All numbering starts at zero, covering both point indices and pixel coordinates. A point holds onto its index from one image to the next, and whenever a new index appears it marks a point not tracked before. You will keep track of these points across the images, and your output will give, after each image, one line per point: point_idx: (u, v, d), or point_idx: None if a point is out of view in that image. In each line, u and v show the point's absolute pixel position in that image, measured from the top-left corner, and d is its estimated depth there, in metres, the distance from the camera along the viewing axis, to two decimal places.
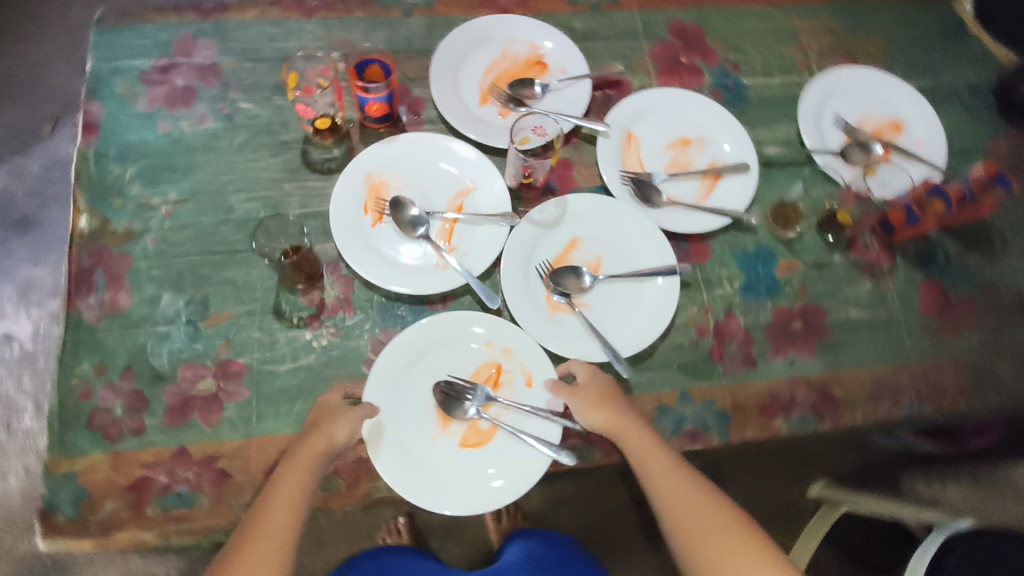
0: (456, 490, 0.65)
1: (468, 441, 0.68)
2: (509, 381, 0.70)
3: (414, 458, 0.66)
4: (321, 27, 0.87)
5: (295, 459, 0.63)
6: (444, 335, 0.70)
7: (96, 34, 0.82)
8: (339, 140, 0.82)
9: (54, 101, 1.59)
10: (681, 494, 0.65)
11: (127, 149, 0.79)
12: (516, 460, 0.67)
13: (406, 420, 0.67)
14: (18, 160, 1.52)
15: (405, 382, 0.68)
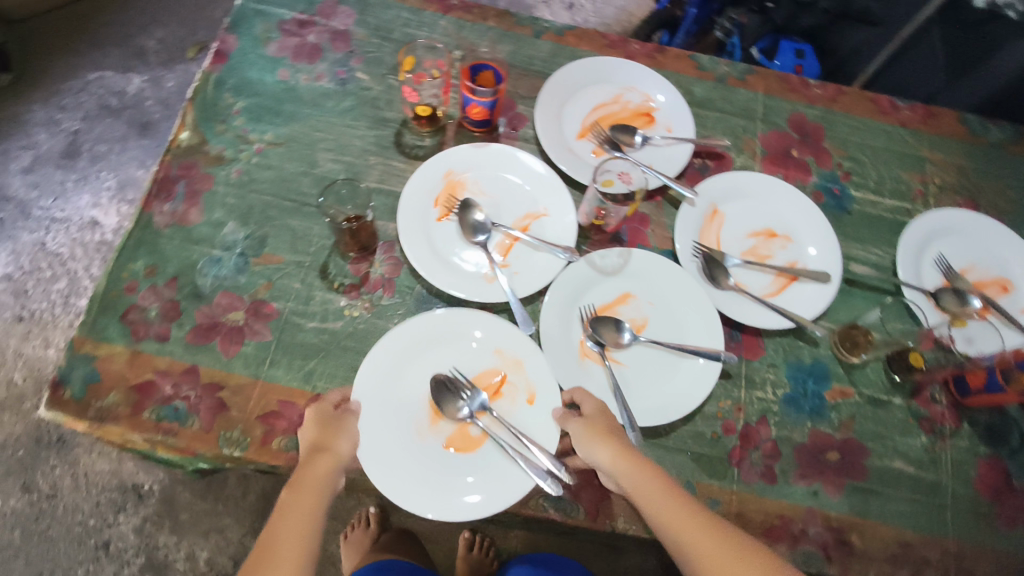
0: (433, 493, 0.62)
1: (453, 444, 0.65)
2: (510, 394, 0.68)
3: (395, 445, 0.64)
4: (453, 26, 0.90)
5: (300, 484, 0.58)
6: (457, 329, 0.70)
7: None
8: (435, 131, 0.83)
9: (208, 30, 1.72)
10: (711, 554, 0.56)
11: (245, 83, 0.84)
12: (496, 474, 0.64)
13: (395, 406, 0.66)
14: (161, 72, 1.65)
15: (405, 367, 0.68)
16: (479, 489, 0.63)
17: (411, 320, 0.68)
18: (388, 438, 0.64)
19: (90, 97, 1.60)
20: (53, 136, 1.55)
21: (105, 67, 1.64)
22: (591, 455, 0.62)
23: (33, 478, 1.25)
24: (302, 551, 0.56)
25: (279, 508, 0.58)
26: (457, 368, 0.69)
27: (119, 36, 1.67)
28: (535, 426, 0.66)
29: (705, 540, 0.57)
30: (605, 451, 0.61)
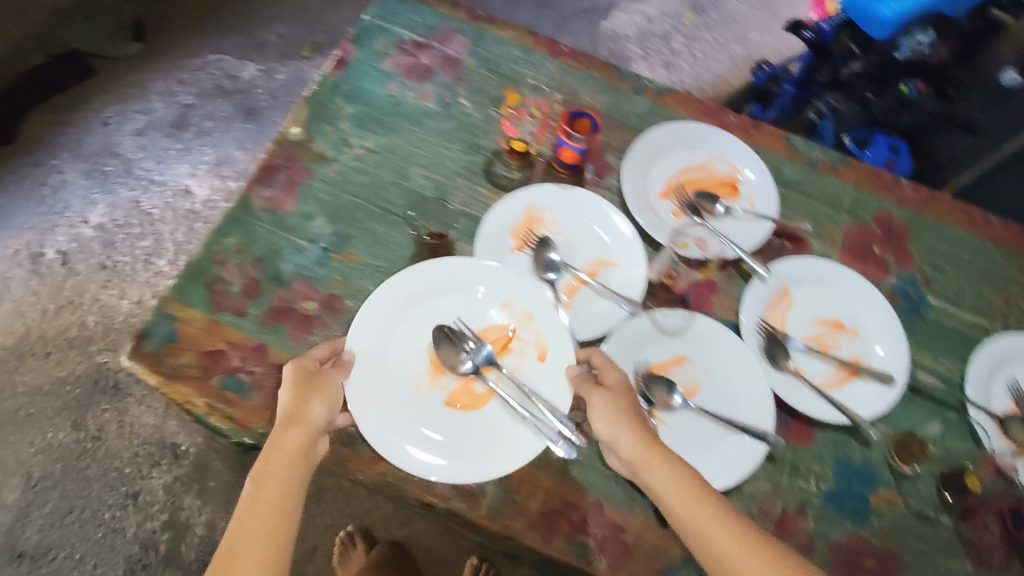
0: (429, 445, 0.68)
1: (454, 399, 0.72)
2: (519, 349, 0.74)
3: (391, 397, 0.69)
4: (559, 69, 0.95)
5: (268, 471, 0.59)
6: (457, 285, 0.75)
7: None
8: (524, 166, 0.86)
9: (324, 34, 1.83)
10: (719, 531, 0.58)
11: (356, 91, 0.88)
12: (496, 428, 0.70)
13: (388, 355, 0.71)
14: (275, 65, 1.77)
15: (401, 320, 0.72)
16: (474, 445, 0.69)
17: (397, 277, 0.72)
18: (381, 387, 0.69)
19: (207, 77, 1.72)
20: (168, 106, 1.67)
21: (226, 52, 1.76)
22: (603, 430, 0.65)
23: (84, 417, 1.32)
24: (277, 533, 0.57)
25: (246, 502, 0.57)
26: (462, 320, 0.74)
27: (243, 26, 1.80)
28: (543, 380, 0.72)
29: (713, 518, 0.59)
30: (617, 426, 0.64)
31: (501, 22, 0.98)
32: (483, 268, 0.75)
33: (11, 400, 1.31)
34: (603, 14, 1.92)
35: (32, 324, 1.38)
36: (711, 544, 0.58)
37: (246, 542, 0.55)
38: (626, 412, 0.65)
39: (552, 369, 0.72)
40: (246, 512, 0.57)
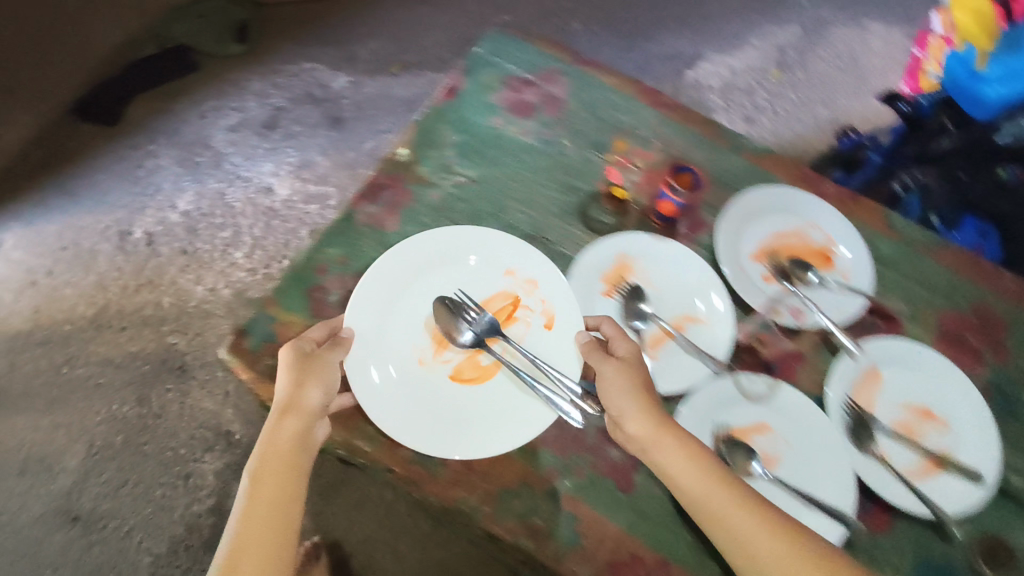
0: (443, 421, 0.74)
1: (458, 373, 0.78)
2: (524, 317, 0.80)
3: (394, 372, 0.76)
4: (659, 121, 0.93)
5: (266, 468, 0.66)
6: (455, 259, 0.81)
7: (497, 33, 0.98)
8: (619, 213, 0.87)
9: (413, 53, 1.84)
10: (726, 511, 0.64)
11: (461, 120, 0.90)
12: (499, 396, 0.76)
13: (389, 331, 0.77)
14: (363, 78, 1.79)
15: (399, 292, 0.79)
16: (483, 420, 0.75)
17: (383, 257, 0.78)
18: (384, 366, 0.76)
19: (300, 84, 1.76)
20: (261, 107, 1.73)
21: (319, 61, 1.80)
22: (616, 406, 0.69)
23: (149, 394, 1.37)
24: (280, 527, 0.65)
25: (248, 502, 0.65)
26: (463, 291, 0.80)
27: (339, 36, 1.84)
28: (552, 350, 0.78)
29: (722, 499, 0.65)
30: (632, 404, 0.68)
31: (607, 67, 0.97)
32: (474, 237, 0.81)
33: (85, 368, 1.37)
34: (689, 64, 1.95)
35: (112, 299, 1.45)
36: (720, 519, 0.64)
37: (252, 535, 0.63)
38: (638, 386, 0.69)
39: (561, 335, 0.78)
40: (252, 506, 0.64)
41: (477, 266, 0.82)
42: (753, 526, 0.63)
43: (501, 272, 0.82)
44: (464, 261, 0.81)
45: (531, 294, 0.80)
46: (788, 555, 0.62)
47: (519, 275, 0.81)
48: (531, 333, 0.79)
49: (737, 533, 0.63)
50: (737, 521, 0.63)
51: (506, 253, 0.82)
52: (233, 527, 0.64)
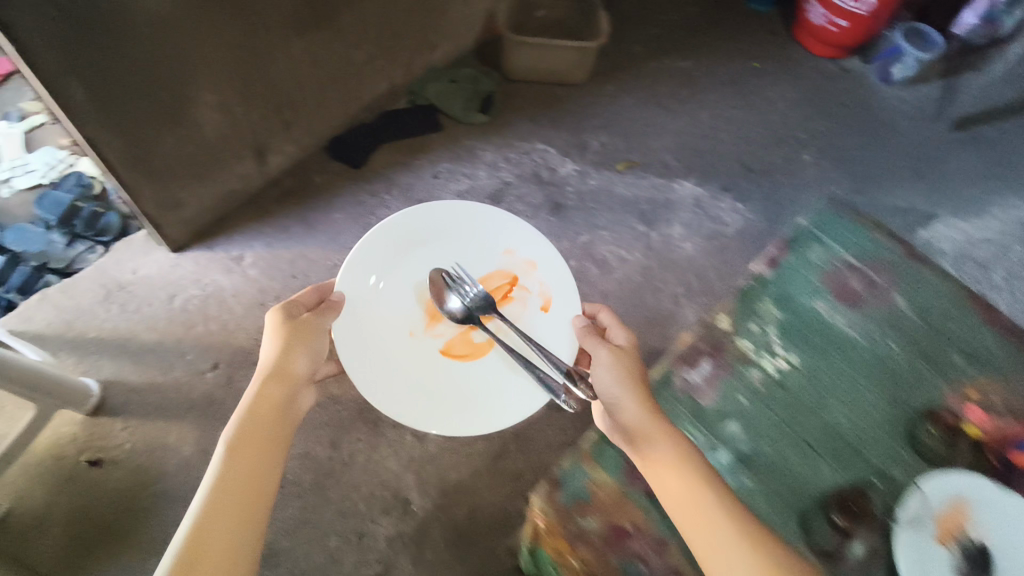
0: (444, 380, 1.14)
1: (454, 343, 1.17)
2: (515, 299, 1.21)
3: (403, 331, 1.16)
4: (980, 332, 1.01)
5: (255, 419, 0.94)
6: (448, 248, 1.22)
7: (828, 211, 1.13)
8: (958, 447, 0.91)
9: (642, 154, 1.86)
10: (680, 485, 0.83)
11: (786, 296, 1.04)
12: (489, 361, 1.16)
13: (394, 297, 1.17)
14: (591, 169, 1.82)
15: (407, 268, 1.19)
16: (474, 378, 1.15)
17: (371, 235, 1.16)
18: (397, 332, 1.15)
19: (530, 163, 1.81)
20: (490, 178, 1.78)
21: (552, 145, 1.85)
22: (614, 393, 0.95)
23: (341, 439, 1.39)
24: (260, 464, 0.91)
25: (234, 445, 0.91)
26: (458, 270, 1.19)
27: (574, 126, 1.89)
28: (528, 325, 1.19)
29: (675, 471, 0.84)
30: (623, 391, 0.94)
31: (934, 267, 1.07)
32: (457, 214, 1.23)
33: None
34: (922, 222, 1.83)
35: None
36: (681, 499, 0.83)
37: (240, 465, 0.89)
38: (623, 372, 0.96)
39: (545, 314, 1.19)
40: (236, 455, 0.90)
41: (470, 248, 1.23)
42: (693, 490, 0.83)
43: (498, 259, 1.24)
44: (455, 244, 1.23)
45: (525, 277, 1.22)
46: (718, 514, 0.81)
47: (516, 260, 1.23)
48: (519, 309, 1.20)
49: (690, 497, 0.82)
50: (691, 488, 0.83)
51: (496, 244, 1.24)
52: (215, 471, 0.88)
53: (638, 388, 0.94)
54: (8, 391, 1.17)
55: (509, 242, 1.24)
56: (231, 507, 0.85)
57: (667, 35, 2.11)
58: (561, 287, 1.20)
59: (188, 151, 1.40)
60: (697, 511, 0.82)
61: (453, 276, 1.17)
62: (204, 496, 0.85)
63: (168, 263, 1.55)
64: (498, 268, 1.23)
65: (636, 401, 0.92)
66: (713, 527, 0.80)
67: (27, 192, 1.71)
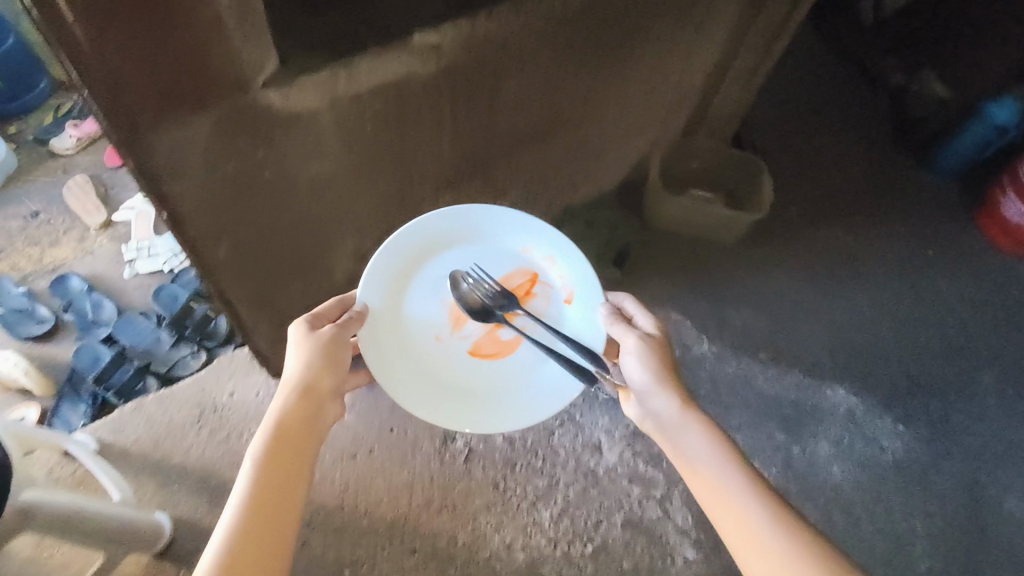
0: (480, 380, 1.11)
1: (482, 342, 1.12)
2: (537, 293, 1.16)
3: (433, 330, 1.11)
4: None
5: (284, 439, 0.90)
6: (462, 248, 1.15)
7: None
8: None
9: (789, 342, 1.65)
10: (711, 470, 0.91)
11: None
12: (522, 361, 1.12)
13: (417, 302, 1.12)
14: (728, 353, 1.62)
15: (427, 271, 1.13)
16: (509, 376, 1.11)
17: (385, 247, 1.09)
18: (427, 330, 1.11)
19: None
20: None
21: (689, 316, 1.67)
22: (649, 385, 1.01)
23: None
24: (292, 488, 0.86)
25: (261, 470, 0.86)
26: (473, 273, 1.12)
27: (716, 296, 1.71)
28: (554, 316, 1.14)
29: (706, 453, 0.93)
30: (653, 379, 1.01)
31: None
32: (472, 212, 1.15)
33: None
34: None
35: (415, 509, 1.35)
36: (709, 493, 0.90)
37: (269, 486, 0.85)
38: (653, 365, 1.01)
39: (571, 304, 1.15)
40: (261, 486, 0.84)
41: (485, 243, 1.16)
42: (721, 471, 0.91)
43: (519, 258, 1.17)
44: (470, 244, 1.16)
45: (543, 272, 1.17)
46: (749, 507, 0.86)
47: (538, 259, 1.18)
48: (544, 305, 1.15)
49: (721, 480, 0.90)
50: (711, 460, 0.92)
51: (519, 244, 1.17)
52: (241, 495, 0.83)
53: (668, 378, 1.01)
54: (84, 543, 1.08)
55: (527, 238, 1.17)
56: (256, 542, 0.79)
57: (826, 202, 1.92)
58: (579, 275, 1.15)
59: (314, 292, 1.31)
60: (727, 492, 0.88)
61: (472, 278, 1.12)
62: (229, 531, 0.80)
63: (267, 389, 1.44)
64: (517, 264, 1.17)
65: (669, 390, 1.00)
66: (751, 527, 0.83)
67: (150, 276, 1.69)
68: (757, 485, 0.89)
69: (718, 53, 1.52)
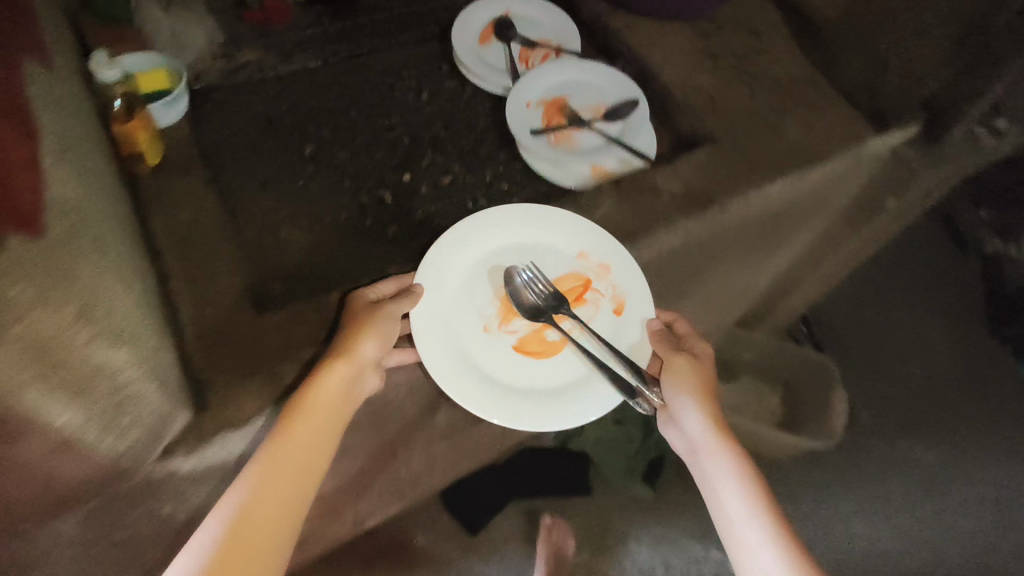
0: (515, 393, 0.74)
1: (522, 343, 0.77)
2: (592, 300, 0.79)
3: (463, 325, 0.76)
4: None
5: (304, 414, 0.62)
6: (508, 227, 0.80)
7: None
8: None
9: None
10: (742, 512, 0.69)
11: None
12: (567, 366, 0.76)
13: (446, 287, 0.76)
14: None
15: (457, 255, 0.78)
16: (562, 388, 0.75)
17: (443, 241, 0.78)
18: (458, 322, 0.76)
19: None
20: None
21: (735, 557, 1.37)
22: (683, 409, 0.76)
23: None
24: (297, 486, 0.60)
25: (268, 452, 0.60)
26: (534, 266, 0.78)
27: None
28: (621, 333, 0.78)
29: (738, 494, 0.70)
30: (689, 400, 0.76)
31: None
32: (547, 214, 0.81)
33: None
34: None
35: None
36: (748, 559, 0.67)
37: (270, 482, 0.59)
38: (693, 392, 0.76)
39: (631, 318, 0.78)
40: (245, 511, 0.56)
41: (543, 232, 0.81)
42: (757, 524, 0.68)
43: (567, 252, 0.81)
44: (523, 229, 0.81)
45: (603, 278, 0.80)
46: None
47: (592, 258, 0.80)
48: (603, 315, 0.79)
49: (760, 536, 0.67)
50: (750, 508, 0.69)
51: (571, 237, 0.81)
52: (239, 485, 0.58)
53: (707, 401, 0.76)
54: None
55: (584, 233, 0.80)
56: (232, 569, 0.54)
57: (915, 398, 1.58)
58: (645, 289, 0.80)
59: None
60: (760, 547, 0.66)
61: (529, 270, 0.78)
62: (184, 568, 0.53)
63: None
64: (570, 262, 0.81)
65: (705, 415, 0.75)
66: None
67: None
68: (801, 547, 0.65)
69: (789, 266, 1.20)
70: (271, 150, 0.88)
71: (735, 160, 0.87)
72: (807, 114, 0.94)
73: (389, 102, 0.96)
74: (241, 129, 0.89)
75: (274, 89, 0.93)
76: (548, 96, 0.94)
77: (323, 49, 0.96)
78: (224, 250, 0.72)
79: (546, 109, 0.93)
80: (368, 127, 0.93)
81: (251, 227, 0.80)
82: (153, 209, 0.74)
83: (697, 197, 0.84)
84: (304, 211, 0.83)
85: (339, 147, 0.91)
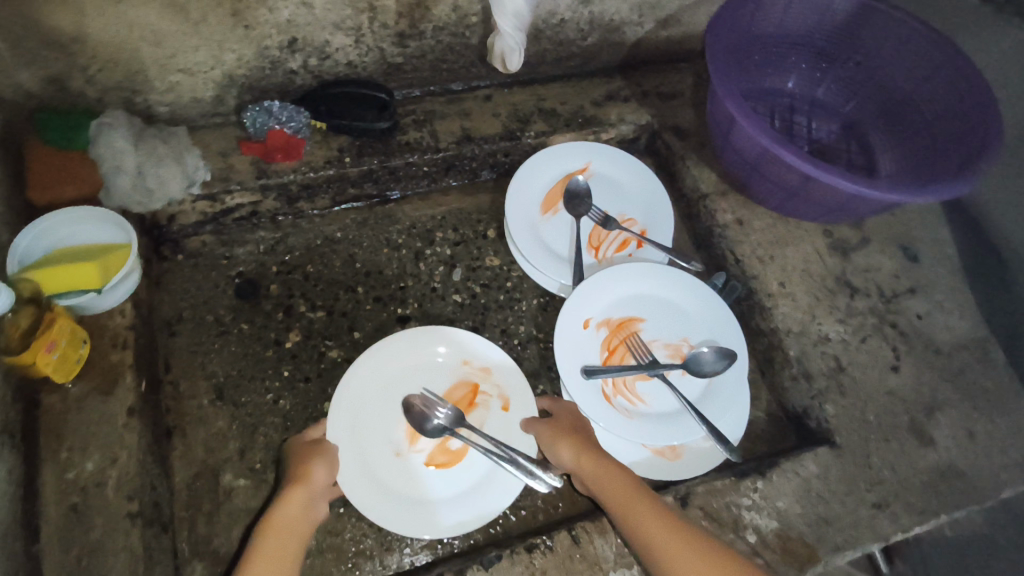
0: (447, 514, 0.57)
1: (435, 460, 0.59)
2: (484, 404, 0.62)
3: (369, 451, 0.58)
4: None
5: (264, 544, 0.49)
6: (395, 350, 0.62)
7: None
8: None
9: None
10: (683, 556, 0.50)
11: None
12: (479, 478, 0.59)
13: (350, 419, 0.59)
14: None
15: (359, 392, 0.60)
16: (477, 498, 0.58)
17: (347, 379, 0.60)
18: (363, 451, 0.58)
19: None
20: None
21: None
22: (569, 458, 0.57)
23: None
24: None
25: None
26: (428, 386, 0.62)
27: None
28: (517, 433, 0.61)
29: (667, 530, 0.51)
30: (563, 447, 0.58)
31: None
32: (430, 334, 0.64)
33: None
34: None
35: None
36: None
37: None
38: (580, 444, 0.58)
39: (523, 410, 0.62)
40: None
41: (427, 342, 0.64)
42: (681, 546, 0.50)
43: (449, 363, 0.64)
44: (406, 345, 0.63)
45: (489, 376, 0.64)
46: None
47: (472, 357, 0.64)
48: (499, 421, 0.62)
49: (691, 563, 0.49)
50: (658, 522, 0.52)
51: (452, 341, 0.64)
52: None
53: (579, 438, 0.58)
54: None
55: (461, 337, 0.64)
56: None
57: None
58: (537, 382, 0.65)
59: None
60: None
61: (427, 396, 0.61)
62: None
63: None
64: (454, 370, 0.63)
65: (580, 451, 0.57)
66: None
67: None
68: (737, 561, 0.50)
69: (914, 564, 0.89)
70: (240, 335, 0.67)
71: (854, 487, 0.61)
72: (968, 411, 0.66)
73: (407, 279, 0.74)
74: (212, 299, 0.69)
75: (267, 240, 0.73)
76: (616, 314, 0.70)
77: (338, 191, 0.74)
78: (125, 540, 0.52)
79: (610, 333, 0.68)
80: (374, 316, 0.71)
81: (185, 468, 0.61)
82: (51, 453, 0.54)
83: (793, 554, 0.58)
84: (262, 446, 0.63)
85: (329, 341, 0.69)
